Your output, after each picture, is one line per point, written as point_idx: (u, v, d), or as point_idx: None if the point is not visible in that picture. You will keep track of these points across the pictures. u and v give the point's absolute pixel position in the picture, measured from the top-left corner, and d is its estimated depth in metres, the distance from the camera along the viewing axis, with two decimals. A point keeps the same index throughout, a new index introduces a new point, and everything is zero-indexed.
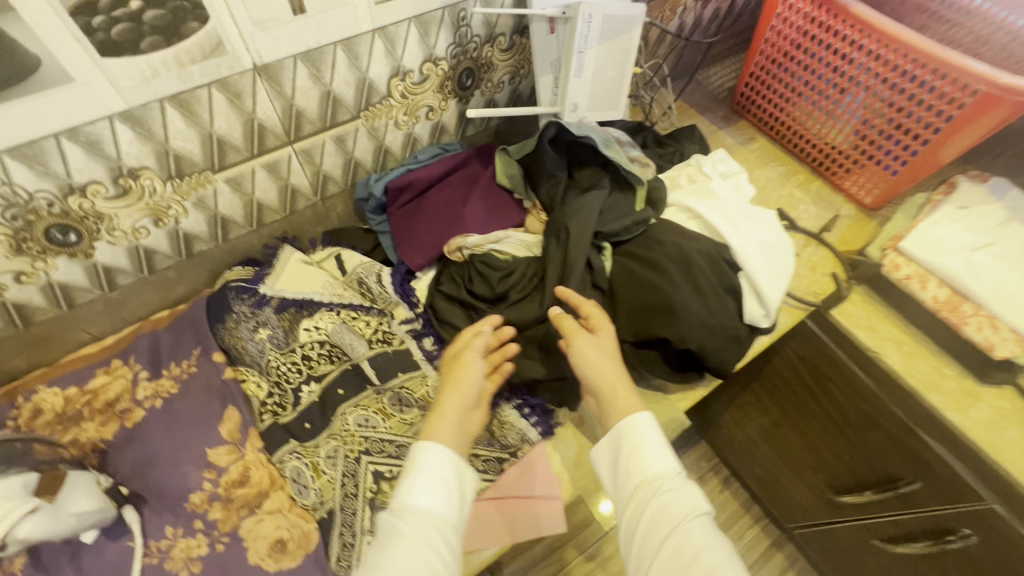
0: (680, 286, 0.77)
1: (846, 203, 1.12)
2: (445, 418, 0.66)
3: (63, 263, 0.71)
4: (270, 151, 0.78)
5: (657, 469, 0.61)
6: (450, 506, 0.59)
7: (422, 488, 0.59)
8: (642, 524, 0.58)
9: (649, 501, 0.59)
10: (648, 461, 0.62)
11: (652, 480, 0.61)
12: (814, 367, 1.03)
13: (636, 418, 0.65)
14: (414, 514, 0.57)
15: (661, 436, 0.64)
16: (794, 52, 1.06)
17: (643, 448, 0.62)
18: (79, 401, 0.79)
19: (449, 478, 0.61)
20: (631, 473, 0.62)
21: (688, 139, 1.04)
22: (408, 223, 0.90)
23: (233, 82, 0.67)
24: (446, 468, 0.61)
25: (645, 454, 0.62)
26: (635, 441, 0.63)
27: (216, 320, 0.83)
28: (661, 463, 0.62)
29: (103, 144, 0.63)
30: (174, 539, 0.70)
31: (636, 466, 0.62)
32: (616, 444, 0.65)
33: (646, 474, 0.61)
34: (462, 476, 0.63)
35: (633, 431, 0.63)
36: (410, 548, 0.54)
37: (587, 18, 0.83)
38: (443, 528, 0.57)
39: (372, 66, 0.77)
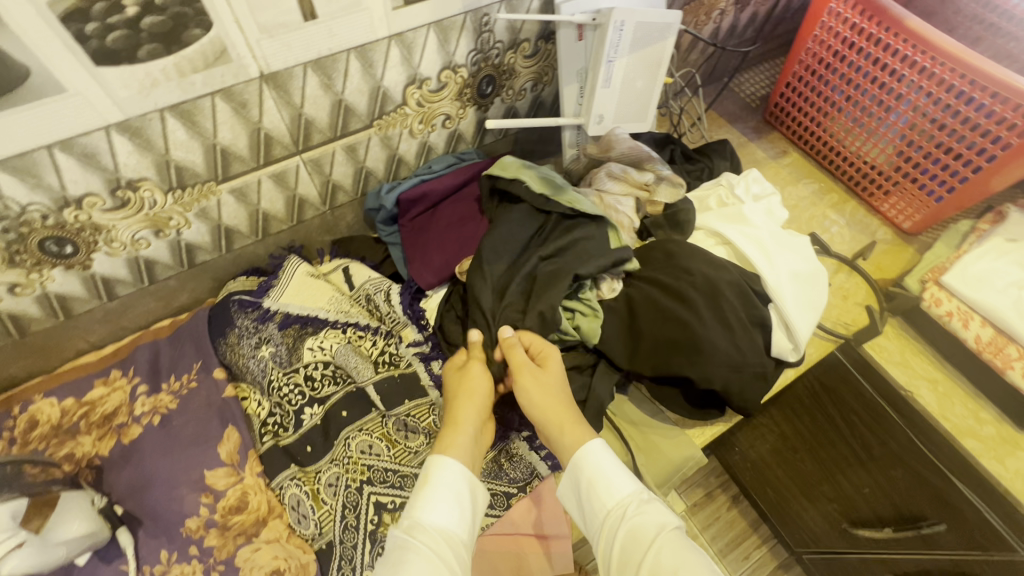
0: (707, 321, 0.72)
1: (882, 226, 1.06)
2: (462, 431, 0.60)
3: (59, 275, 0.68)
4: (276, 161, 0.73)
5: (619, 494, 0.55)
6: (464, 525, 0.54)
7: (436, 505, 0.53)
8: (615, 558, 0.52)
9: (617, 531, 0.53)
10: (608, 490, 0.56)
11: (615, 509, 0.55)
12: (837, 395, 0.93)
13: (588, 447, 0.59)
14: (426, 533, 0.51)
15: (616, 461, 0.58)
16: (836, 64, 0.99)
17: (601, 477, 0.57)
18: (76, 413, 0.77)
19: (463, 493, 0.56)
20: (594, 508, 0.56)
21: (718, 154, 0.98)
22: (420, 237, 0.85)
23: (238, 91, 0.62)
24: (461, 483, 0.56)
25: (604, 484, 0.56)
26: (590, 473, 0.57)
27: (219, 335, 0.81)
28: (621, 487, 0.56)
29: (100, 155, 0.59)
30: (168, 565, 0.68)
31: (597, 498, 0.56)
32: (573, 480, 0.59)
33: (609, 503, 0.55)
34: (476, 491, 0.57)
35: (586, 462, 0.58)
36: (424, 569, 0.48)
37: (618, 26, 0.77)
38: (457, 549, 0.52)
39: (387, 74, 0.72)
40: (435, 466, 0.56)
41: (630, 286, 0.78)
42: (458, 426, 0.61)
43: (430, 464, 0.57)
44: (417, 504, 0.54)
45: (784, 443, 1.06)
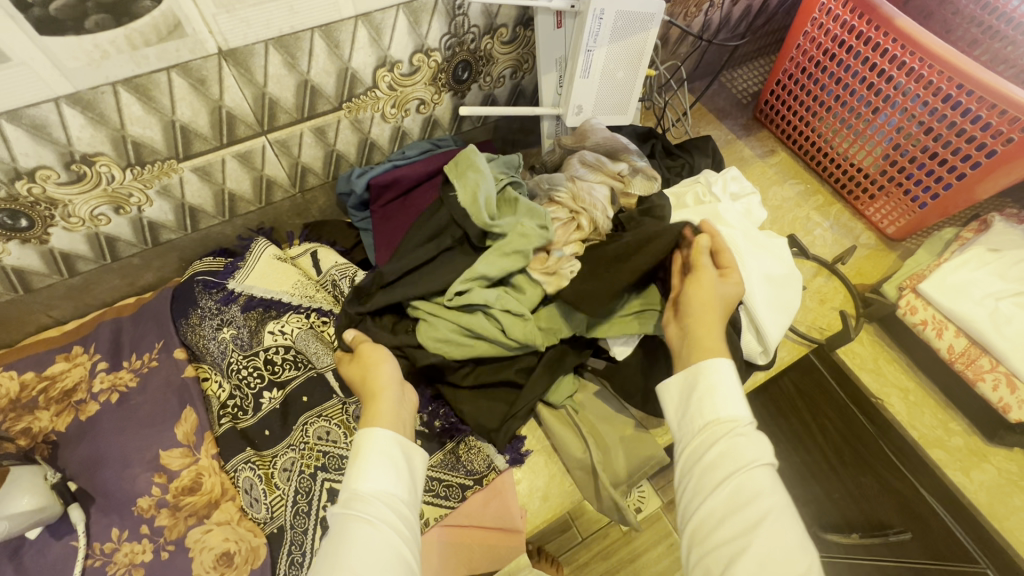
0: None
1: (866, 230, 1.04)
2: (381, 400, 0.58)
3: (15, 248, 0.68)
4: (241, 141, 0.72)
5: (728, 413, 0.52)
6: (403, 486, 0.51)
7: (373, 472, 0.50)
8: (699, 464, 0.51)
9: (714, 441, 0.51)
10: (718, 405, 0.53)
11: (718, 423, 0.52)
12: (812, 397, 0.93)
13: (712, 362, 0.56)
14: (365, 502, 0.48)
15: (736, 382, 0.55)
16: (827, 63, 0.96)
17: (713, 391, 0.54)
18: (35, 387, 0.76)
19: (398, 459, 0.52)
20: (698, 414, 0.54)
21: (700, 150, 0.96)
22: (389, 224, 0.84)
23: (196, 66, 0.61)
24: (394, 447, 0.53)
25: (720, 398, 0.53)
26: (707, 384, 0.54)
27: (180, 315, 0.80)
28: (736, 408, 0.53)
29: (50, 128, 0.58)
30: (118, 543, 0.68)
31: (705, 408, 0.54)
32: (687, 385, 0.56)
33: (717, 414, 0.53)
34: (411, 454, 0.55)
35: (709, 373, 0.55)
36: (371, 542, 0.46)
37: (598, 14, 0.75)
38: (401, 514, 0.49)
39: (356, 55, 0.70)
40: (365, 437, 0.53)
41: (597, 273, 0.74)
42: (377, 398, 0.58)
43: (362, 436, 0.54)
44: (355, 475, 0.50)
45: None
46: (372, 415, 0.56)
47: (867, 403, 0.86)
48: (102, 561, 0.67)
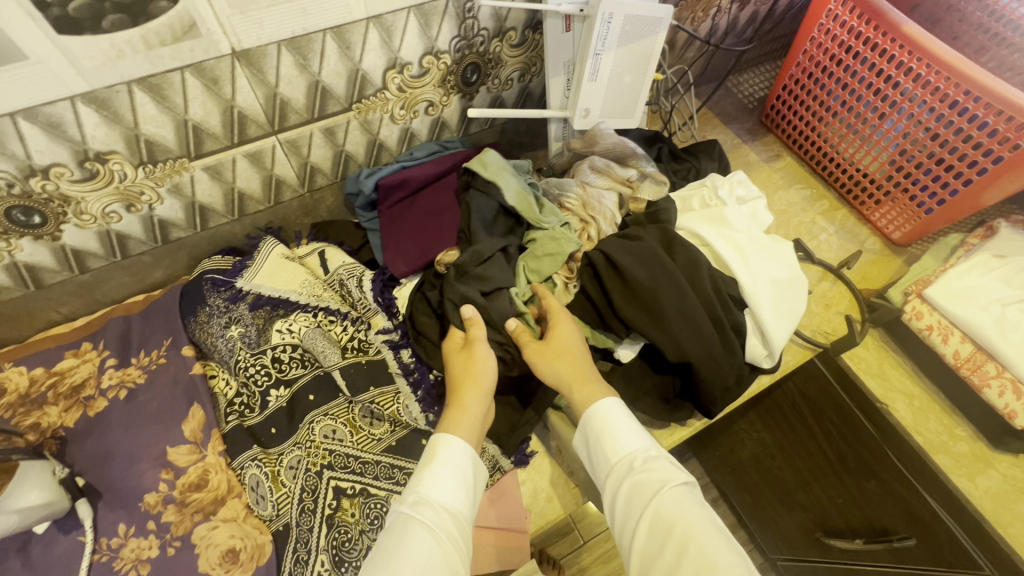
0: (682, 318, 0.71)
1: (871, 235, 1.04)
2: (468, 413, 0.60)
3: (27, 244, 0.68)
4: (252, 140, 0.73)
5: (630, 446, 0.57)
6: (465, 500, 0.54)
7: (439, 481, 0.53)
8: (620, 505, 0.54)
9: (624, 480, 0.55)
10: (615, 444, 0.57)
11: (622, 461, 0.56)
12: (816, 403, 0.92)
13: (601, 403, 0.60)
14: (428, 508, 0.51)
15: (630, 417, 0.60)
16: (833, 68, 0.96)
17: (612, 431, 0.58)
18: (44, 383, 0.77)
19: (467, 472, 0.56)
20: (603, 457, 0.58)
21: (706, 154, 0.96)
22: (397, 224, 0.85)
23: (209, 67, 0.61)
24: (465, 461, 0.56)
25: (614, 437, 0.58)
26: (601, 427, 0.58)
27: (189, 312, 0.80)
28: (633, 441, 0.57)
29: (65, 126, 0.59)
30: (125, 538, 0.68)
31: (608, 449, 0.58)
32: (586, 430, 0.60)
33: (618, 453, 0.57)
34: (477, 469, 0.57)
35: (599, 417, 0.59)
36: (430, 547, 0.48)
37: (607, 19, 0.75)
38: (461, 525, 0.52)
39: (367, 56, 0.71)
40: (440, 444, 0.57)
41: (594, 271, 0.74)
42: (464, 407, 0.61)
43: (435, 443, 0.57)
44: (421, 481, 0.54)
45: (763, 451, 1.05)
46: (457, 424, 0.59)
47: (874, 411, 0.85)
48: (109, 557, 0.67)
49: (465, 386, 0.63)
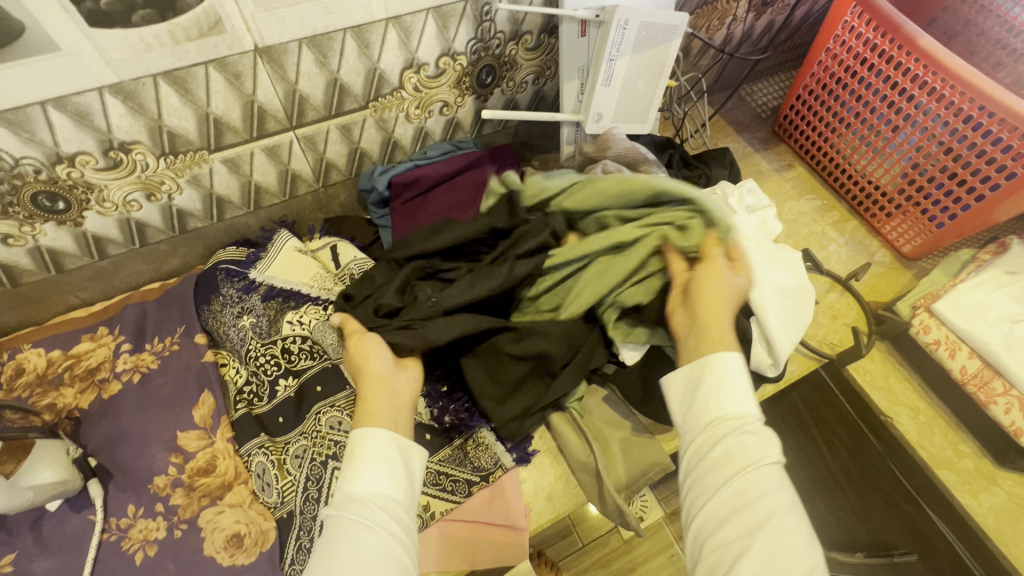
0: None
1: (881, 248, 1.04)
2: (373, 403, 0.58)
3: (51, 229, 0.71)
4: (270, 135, 0.74)
5: (738, 409, 0.54)
6: (399, 487, 0.53)
7: (369, 476, 0.51)
8: (710, 459, 0.52)
9: (720, 440, 0.52)
10: (730, 401, 0.54)
11: (727, 418, 0.54)
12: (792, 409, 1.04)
13: (721, 356, 0.57)
14: (359, 505, 0.50)
15: (745, 376, 0.56)
16: (848, 80, 0.96)
17: (721, 387, 0.55)
18: (61, 365, 0.79)
19: (395, 460, 0.54)
20: (707, 409, 0.55)
21: (718, 162, 0.97)
22: (410, 221, 0.87)
23: (232, 62, 0.63)
24: (388, 450, 0.54)
25: (728, 394, 0.55)
26: (716, 379, 0.56)
27: (203, 301, 0.82)
28: (744, 405, 0.54)
29: (92, 116, 0.61)
30: (134, 519, 0.70)
31: (715, 403, 0.55)
32: (699, 377, 0.57)
33: (725, 411, 0.54)
34: (409, 451, 0.56)
35: (717, 369, 0.56)
36: (367, 546, 0.47)
37: (622, 25, 0.76)
38: (399, 514, 0.51)
39: (385, 56, 0.72)
40: (363, 439, 0.54)
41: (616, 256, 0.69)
42: (366, 401, 0.58)
43: (357, 437, 0.54)
44: (350, 480, 0.52)
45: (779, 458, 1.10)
46: (366, 414, 0.57)
47: (875, 422, 0.88)
48: (118, 536, 0.69)
49: (365, 381, 0.61)
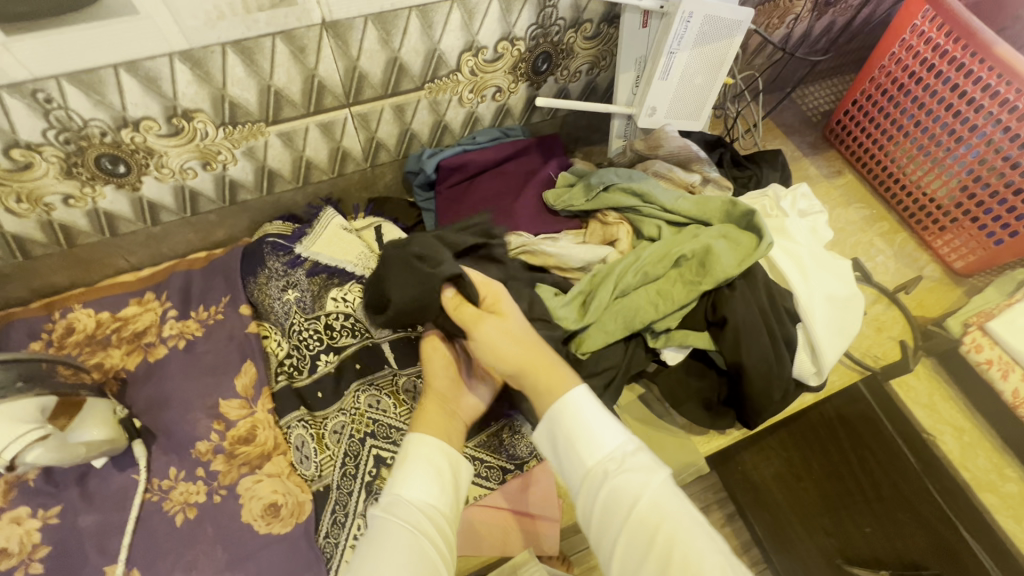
0: (749, 305, 0.70)
1: (931, 262, 1.00)
2: (427, 411, 0.60)
3: (110, 192, 0.72)
4: (326, 111, 0.74)
5: (604, 446, 0.51)
6: (444, 496, 0.53)
7: (417, 481, 0.52)
8: (596, 514, 0.49)
9: (599, 488, 0.50)
10: (592, 446, 0.51)
11: (595, 468, 0.50)
12: (797, 426, 0.99)
13: (568, 399, 0.53)
14: (406, 509, 0.50)
15: (601, 408, 0.53)
16: (911, 86, 0.93)
17: (586, 432, 0.51)
18: (109, 326, 0.81)
19: (442, 468, 0.55)
20: (573, 462, 0.52)
21: (769, 164, 0.94)
22: (454, 207, 0.86)
23: (299, 35, 0.63)
24: (439, 457, 0.55)
25: (584, 439, 0.51)
26: (570, 427, 0.52)
27: (250, 273, 0.83)
28: (608, 441, 0.51)
29: (160, 81, 0.61)
30: (175, 481, 0.71)
31: (579, 452, 0.51)
32: (551, 431, 0.53)
33: (591, 457, 0.51)
34: (457, 463, 0.57)
35: (568, 416, 0.52)
36: (407, 549, 0.47)
37: (686, 18, 0.74)
38: (439, 522, 0.51)
39: (446, 37, 0.72)
40: (419, 443, 0.56)
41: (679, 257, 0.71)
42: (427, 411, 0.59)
43: (413, 441, 0.56)
44: (397, 483, 0.52)
45: (790, 471, 1.02)
46: (422, 420, 0.59)
47: (918, 440, 0.82)
48: (160, 497, 0.70)
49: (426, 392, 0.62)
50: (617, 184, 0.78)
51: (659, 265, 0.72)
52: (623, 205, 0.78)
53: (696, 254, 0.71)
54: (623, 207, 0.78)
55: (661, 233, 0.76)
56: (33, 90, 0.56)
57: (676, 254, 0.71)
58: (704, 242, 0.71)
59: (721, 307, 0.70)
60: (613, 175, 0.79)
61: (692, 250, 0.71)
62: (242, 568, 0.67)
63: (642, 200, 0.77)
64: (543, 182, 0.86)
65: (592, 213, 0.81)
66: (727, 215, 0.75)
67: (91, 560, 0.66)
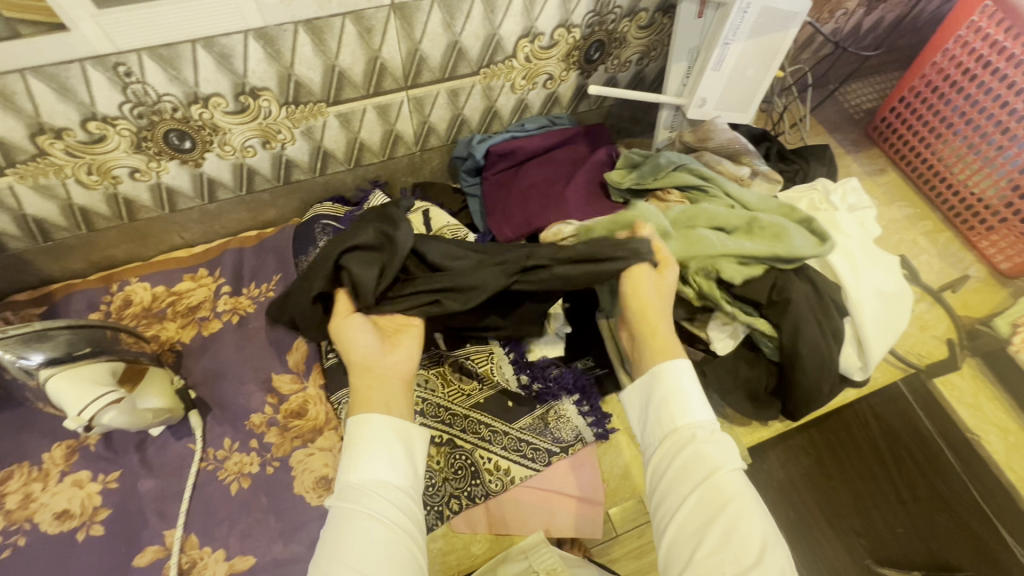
0: (801, 298, 0.69)
1: (976, 263, 0.98)
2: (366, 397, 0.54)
3: (174, 167, 0.73)
4: (385, 93, 0.75)
5: (698, 415, 0.53)
6: (399, 473, 0.51)
7: (372, 464, 0.50)
8: (667, 477, 0.51)
9: (680, 451, 0.52)
10: (684, 410, 0.53)
11: (682, 429, 0.53)
12: (830, 424, 0.87)
13: (670, 365, 0.56)
14: (360, 495, 0.49)
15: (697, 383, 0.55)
16: (964, 83, 0.89)
17: (682, 395, 0.54)
18: (164, 300, 0.83)
19: (395, 446, 0.52)
20: (660, 422, 0.54)
21: (817, 158, 0.94)
22: (501, 190, 0.87)
23: (367, 16, 0.64)
24: (388, 435, 0.51)
25: (679, 403, 0.54)
26: (667, 389, 0.54)
27: (300, 252, 0.84)
28: (698, 412, 0.53)
29: (233, 58, 0.63)
30: (230, 452, 0.73)
31: (666, 415, 0.54)
32: (648, 391, 0.56)
33: (678, 422, 0.53)
34: (410, 433, 0.53)
35: (670, 377, 0.55)
36: (369, 540, 0.46)
37: (743, 8, 0.74)
38: (405, 503, 0.50)
39: (505, 22, 0.73)
40: (363, 426, 0.52)
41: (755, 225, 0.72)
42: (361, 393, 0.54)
43: (353, 425, 0.52)
44: (351, 467, 0.50)
45: (817, 470, 0.86)
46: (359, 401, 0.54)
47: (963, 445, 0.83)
48: (215, 466, 0.72)
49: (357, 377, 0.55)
50: (687, 164, 0.79)
51: (732, 220, 0.73)
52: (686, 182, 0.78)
53: (772, 229, 0.71)
54: (688, 187, 0.78)
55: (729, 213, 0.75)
56: (116, 63, 0.58)
57: (755, 218, 0.72)
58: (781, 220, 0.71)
59: (787, 288, 0.70)
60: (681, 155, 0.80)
61: (769, 220, 0.71)
62: (294, 538, 0.68)
63: (706, 183, 0.78)
64: (593, 170, 0.85)
65: (649, 194, 0.81)
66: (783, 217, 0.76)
67: (151, 523, 0.68)
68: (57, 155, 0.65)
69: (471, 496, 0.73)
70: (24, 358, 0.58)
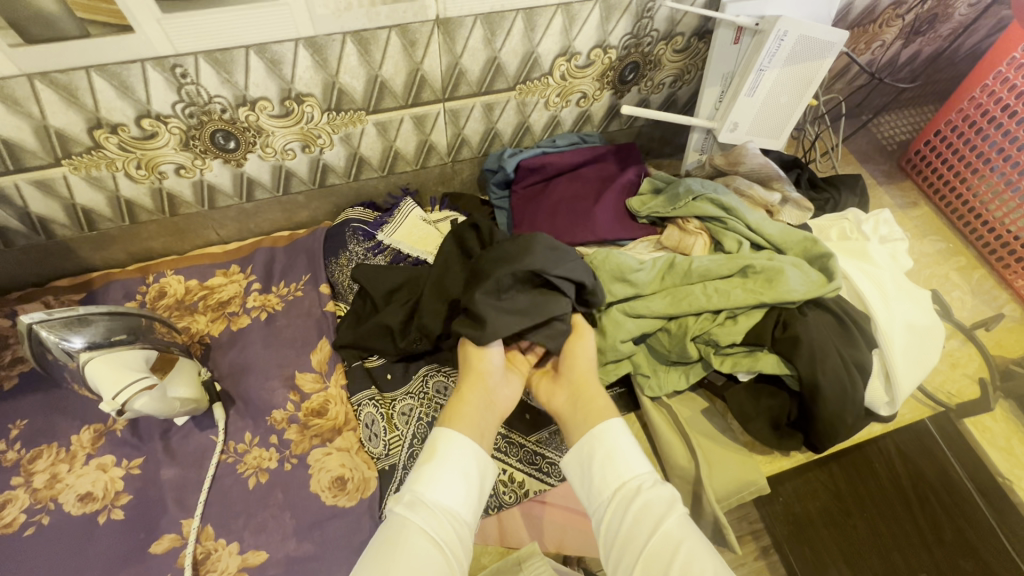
0: (814, 331, 0.68)
1: (1010, 301, 0.94)
2: (465, 403, 0.59)
3: (217, 166, 0.76)
4: (423, 104, 0.78)
5: (638, 470, 0.55)
6: (470, 506, 0.53)
7: (442, 484, 0.52)
8: (622, 530, 0.52)
9: (628, 504, 0.53)
10: (625, 465, 0.56)
11: (629, 483, 0.54)
12: (850, 459, 0.92)
13: (609, 424, 0.59)
14: (425, 509, 0.50)
15: (636, 438, 0.58)
16: (1004, 120, 0.87)
17: (622, 452, 0.56)
18: (196, 294, 0.85)
19: (471, 472, 0.54)
20: (606, 479, 0.56)
21: (848, 187, 0.93)
22: (529, 205, 0.87)
23: (413, 30, 0.67)
24: (468, 460, 0.54)
25: (620, 459, 0.56)
26: (607, 447, 0.57)
27: (331, 254, 0.86)
28: (641, 464, 0.56)
29: (283, 65, 0.65)
30: (249, 446, 0.74)
31: (611, 472, 0.56)
32: (591, 451, 0.58)
33: (622, 477, 0.55)
34: (485, 467, 0.56)
35: (606, 435, 0.58)
36: (427, 555, 0.48)
37: (780, 36, 0.74)
38: (460, 528, 0.51)
39: (544, 41, 0.75)
40: (443, 443, 0.55)
41: (750, 269, 0.71)
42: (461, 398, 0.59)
43: (437, 439, 0.56)
44: (417, 479, 0.53)
45: (837, 505, 0.91)
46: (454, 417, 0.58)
47: (1000, 500, 0.75)
48: (235, 459, 0.73)
49: (467, 376, 0.62)
50: (703, 194, 0.78)
51: (724, 270, 0.72)
52: (701, 213, 0.78)
53: (764, 273, 0.70)
54: (706, 217, 0.78)
55: (740, 248, 0.75)
56: (173, 65, 0.61)
57: (745, 263, 0.71)
58: (777, 263, 0.70)
59: (791, 324, 0.69)
60: (698, 184, 0.80)
61: (762, 264, 0.70)
62: (308, 536, 0.69)
63: (725, 214, 0.77)
64: (623, 188, 0.86)
65: (670, 219, 0.82)
66: (805, 252, 0.74)
67: (170, 511, 0.70)
68: (110, 148, 0.68)
69: (484, 507, 0.72)
70: (67, 340, 0.60)
